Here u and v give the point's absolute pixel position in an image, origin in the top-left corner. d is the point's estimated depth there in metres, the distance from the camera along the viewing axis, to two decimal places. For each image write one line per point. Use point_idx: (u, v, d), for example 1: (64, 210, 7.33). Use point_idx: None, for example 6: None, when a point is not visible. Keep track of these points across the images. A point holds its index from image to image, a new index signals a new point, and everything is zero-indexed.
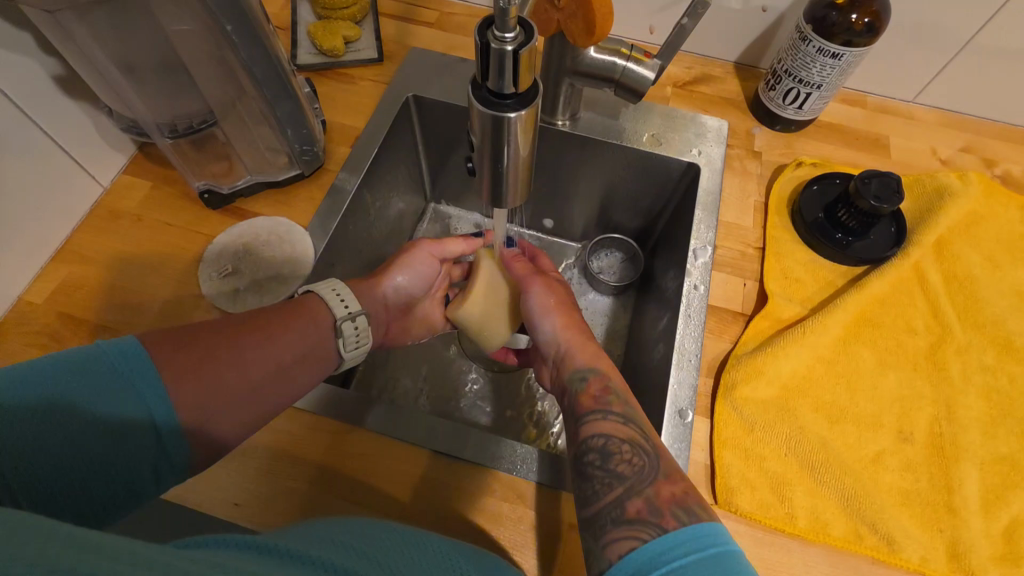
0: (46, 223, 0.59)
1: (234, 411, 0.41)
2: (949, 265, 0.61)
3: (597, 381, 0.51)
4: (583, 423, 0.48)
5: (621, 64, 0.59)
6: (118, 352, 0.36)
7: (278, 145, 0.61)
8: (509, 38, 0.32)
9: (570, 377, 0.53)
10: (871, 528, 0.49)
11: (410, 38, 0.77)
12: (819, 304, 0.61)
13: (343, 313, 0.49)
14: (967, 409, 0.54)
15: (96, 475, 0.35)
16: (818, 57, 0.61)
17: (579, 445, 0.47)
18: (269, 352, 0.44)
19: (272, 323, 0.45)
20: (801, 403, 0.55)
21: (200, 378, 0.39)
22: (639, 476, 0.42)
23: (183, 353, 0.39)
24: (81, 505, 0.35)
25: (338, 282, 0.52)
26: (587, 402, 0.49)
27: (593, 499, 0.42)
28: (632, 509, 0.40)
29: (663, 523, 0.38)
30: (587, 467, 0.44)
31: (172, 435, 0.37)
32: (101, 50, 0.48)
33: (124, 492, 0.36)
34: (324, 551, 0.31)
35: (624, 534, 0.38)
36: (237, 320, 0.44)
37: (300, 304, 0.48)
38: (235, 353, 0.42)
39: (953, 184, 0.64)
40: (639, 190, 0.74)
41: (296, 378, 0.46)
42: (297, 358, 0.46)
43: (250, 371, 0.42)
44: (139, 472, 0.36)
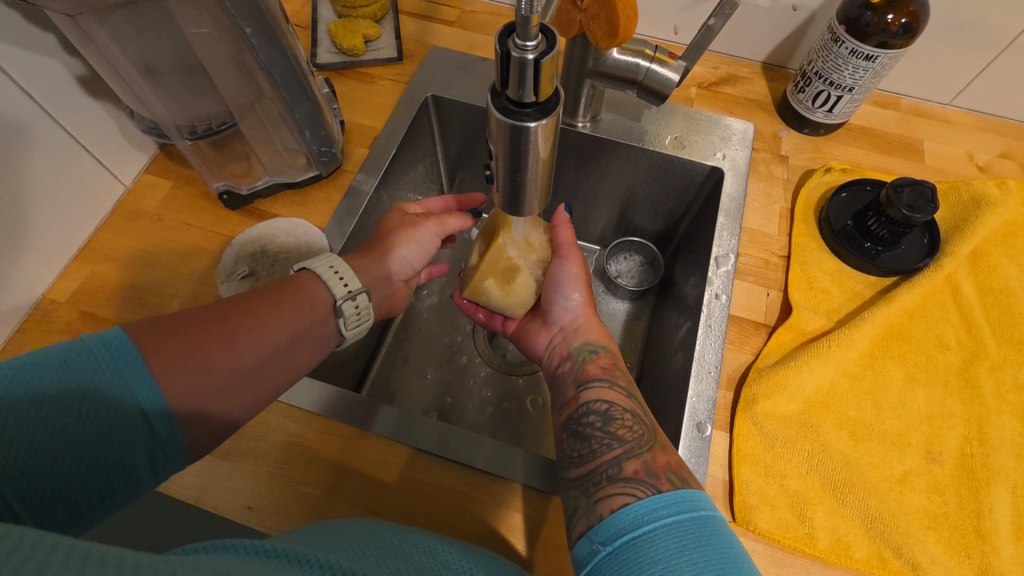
0: (69, 222, 0.60)
1: (232, 398, 0.40)
2: (984, 277, 0.59)
3: (607, 356, 0.52)
4: (584, 387, 0.49)
5: (644, 66, 0.57)
6: (103, 344, 0.35)
7: (297, 146, 0.61)
8: (530, 46, 0.31)
9: (579, 348, 0.53)
10: (896, 551, 0.47)
11: (430, 37, 0.76)
12: (846, 316, 0.59)
13: (343, 293, 0.47)
14: (1000, 430, 0.52)
15: (87, 470, 0.35)
16: (851, 59, 0.58)
17: (579, 406, 0.48)
18: (263, 335, 0.42)
19: (266, 305, 0.43)
20: (825, 420, 0.53)
21: (192, 367, 0.38)
22: (637, 442, 0.43)
23: (173, 342, 0.38)
24: (74, 498, 0.35)
25: (335, 257, 0.49)
26: (591, 370, 0.50)
27: (589, 458, 0.44)
28: (629, 469, 0.41)
29: (659, 485, 0.39)
30: (587, 426, 0.46)
31: (164, 428, 0.37)
32: (121, 52, 0.48)
33: (120, 485, 0.37)
34: (341, 556, 0.30)
35: (619, 490, 0.40)
36: (225, 303, 0.42)
37: (297, 283, 0.46)
38: (228, 337, 0.40)
39: (991, 192, 0.62)
40: (660, 194, 0.72)
41: (294, 358, 0.44)
42: (293, 340, 0.44)
43: (245, 356, 0.41)
44: (133, 465, 0.36)
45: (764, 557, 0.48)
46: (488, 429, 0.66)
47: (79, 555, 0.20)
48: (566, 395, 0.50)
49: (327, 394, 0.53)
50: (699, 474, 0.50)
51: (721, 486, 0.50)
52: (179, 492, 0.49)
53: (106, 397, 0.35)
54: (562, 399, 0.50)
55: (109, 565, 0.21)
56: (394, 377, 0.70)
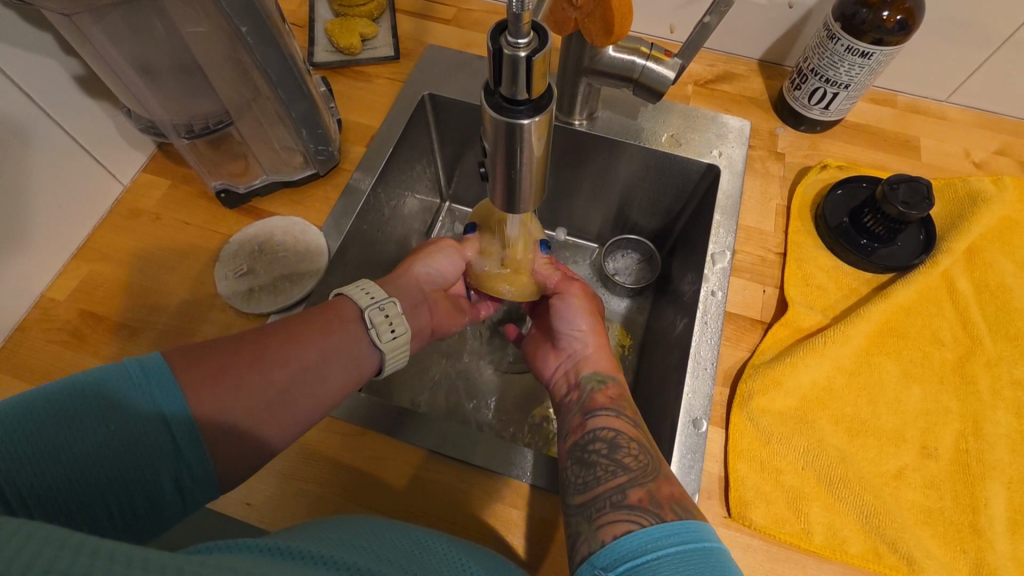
0: (68, 221, 0.60)
1: (263, 419, 0.41)
2: (980, 273, 0.59)
3: (615, 387, 0.52)
4: (591, 416, 0.49)
5: (640, 64, 0.57)
6: (141, 369, 0.37)
7: (294, 144, 0.61)
8: (522, 43, 0.31)
9: (587, 377, 0.53)
10: (891, 547, 0.47)
11: (427, 35, 0.76)
12: (842, 313, 0.59)
13: (368, 302, 0.48)
14: (995, 425, 0.52)
15: (117, 494, 0.35)
16: (847, 56, 0.59)
17: (585, 433, 0.48)
18: (294, 357, 0.43)
19: (298, 327, 0.45)
20: (821, 415, 0.53)
21: (224, 387, 0.39)
22: (641, 471, 0.43)
23: (203, 363, 0.39)
24: (103, 520, 0.35)
25: (366, 282, 0.51)
26: (600, 400, 0.51)
27: (593, 484, 0.44)
28: (634, 497, 0.41)
29: (662, 513, 0.39)
30: (593, 454, 0.46)
31: (191, 448, 0.38)
32: (118, 51, 0.48)
33: (148, 510, 0.37)
34: (343, 553, 0.31)
35: (623, 517, 0.40)
36: (262, 328, 0.44)
37: (332, 309, 0.47)
38: (259, 360, 0.42)
39: (987, 188, 0.62)
40: (657, 191, 0.72)
41: (327, 379, 0.45)
42: (325, 363, 0.45)
43: (275, 377, 0.42)
44: (162, 491, 0.37)
45: (760, 552, 0.48)
46: (485, 427, 0.66)
47: (89, 549, 0.21)
48: (571, 423, 0.50)
49: None
50: (695, 470, 0.50)
51: (718, 481, 0.51)
52: None
53: (139, 415, 0.36)
54: (569, 426, 0.50)
55: (116, 560, 0.21)
56: (392, 374, 0.70)
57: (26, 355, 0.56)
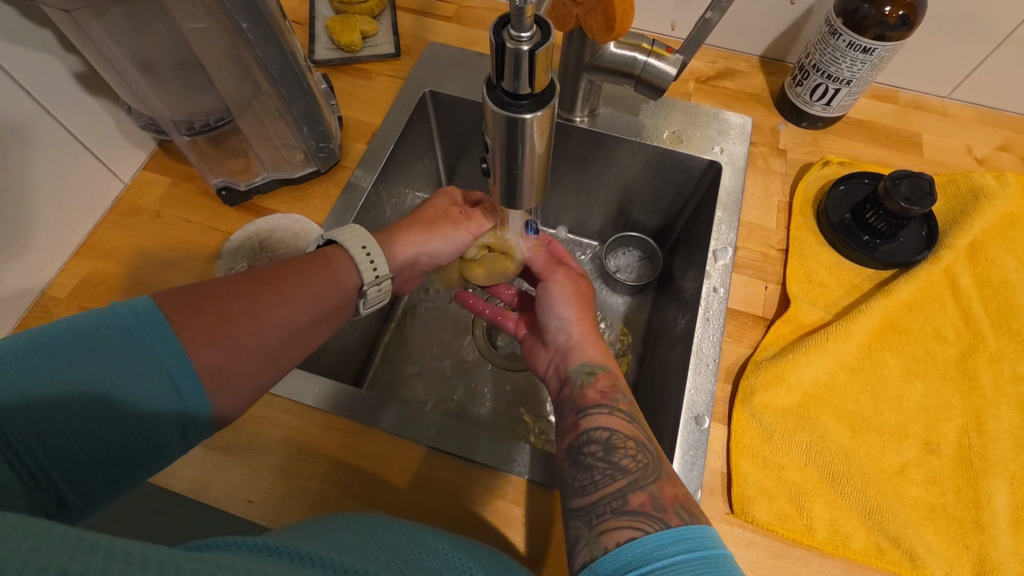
0: (69, 218, 0.60)
1: (259, 370, 0.41)
2: (982, 269, 0.59)
3: (605, 378, 0.51)
4: (584, 414, 0.48)
5: (642, 60, 0.57)
6: (133, 314, 0.36)
7: (295, 142, 0.61)
8: (525, 37, 0.31)
9: (576, 370, 0.52)
10: (893, 542, 0.47)
11: (427, 33, 0.76)
12: (844, 309, 0.59)
13: (371, 277, 0.48)
14: (997, 421, 0.52)
15: (118, 439, 0.35)
16: (849, 52, 0.58)
17: (579, 435, 0.47)
18: (287, 311, 0.42)
19: (289, 280, 0.44)
20: (823, 411, 0.53)
21: (221, 341, 0.38)
22: (639, 473, 0.43)
23: (199, 313, 0.38)
24: (107, 464, 0.35)
25: (366, 235, 0.49)
26: (590, 396, 0.49)
27: (591, 489, 0.43)
28: (635, 501, 0.41)
29: (665, 519, 0.39)
30: (588, 457, 0.45)
31: (192, 394, 0.37)
32: (118, 47, 0.48)
33: (149, 454, 0.37)
34: (344, 554, 0.30)
35: (625, 524, 0.39)
36: (249, 276, 0.43)
37: (323, 259, 0.47)
38: (254, 311, 0.41)
39: (989, 184, 0.62)
40: (658, 188, 0.72)
41: (315, 333, 0.45)
42: (315, 319, 0.44)
43: (270, 331, 0.41)
44: (164, 433, 0.37)
45: (762, 548, 0.48)
46: (487, 424, 0.66)
47: (86, 546, 0.21)
48: (566, 423, 0.49)
49: (326, 389, 0.54)
50: (697, 466, 0.50)
51: (720, 478, 0.51)
52: (179, 485, 0.49)
53: (135, 368, 0.35)
54: (564, 426, 0.50)
55: (115, 557, 0.21)
56: (394, 372, 0.70)
57: None
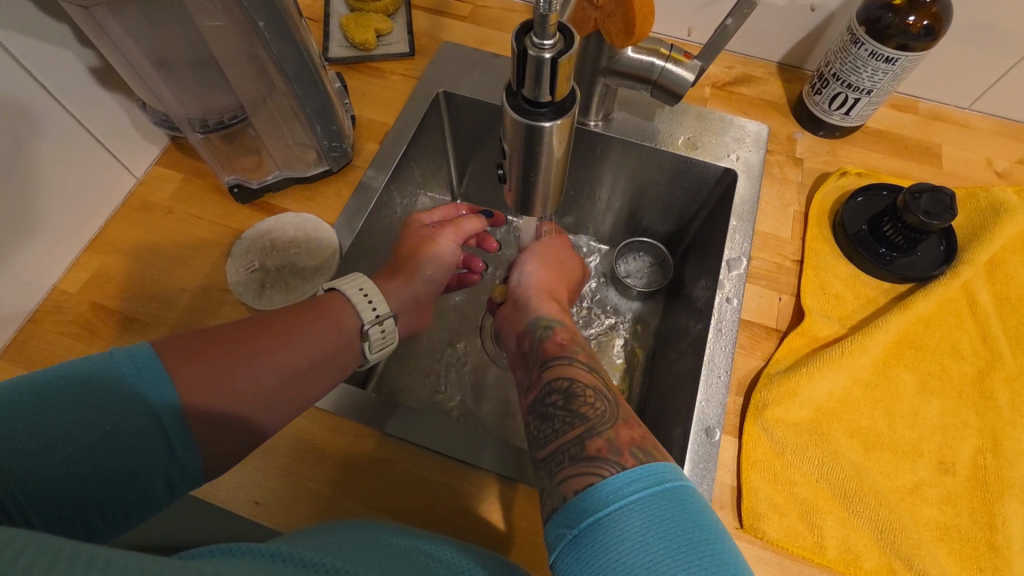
0: (80, 214, 0.60)
1: (251, 417, 0.41)
2: (1001, 285, 0.58)
3: (564, 331, 0.54)
4: (547, 366, 0.49)
5: (659, 65, 0.56)
6: (129, 358, 0.36)
7: (308, 141, 0.61)
8: (547, 45, 0.30)
9: (538, 323, 0.55)
10: (906, 563, 0.46)
11: (442, 32, 0.76)
12: (859, 323, 0.58)
13: (370, 317, 0.49)
14: (1015, 441, 0.51)
15: (105, 487, 0.35)
16: (870, 61, 0.57)
17: (543, 387, 0.47)
18: (284, 358, 0.43)
19: (291, 327, 0.44)
20: (837, 427, 0.52)
21: (211, 386, 0.38)
22: (599, 418, 0.42)
23: (195, 360, 0.39)
24: (90, 514, 0.35)
25: (365, 280, 0.51)
26: (551, 347, 0.52)
27: (553, 438, 0.43)
28: (593, 447, 0.40)
29: (622, 461, 0.38)
30: (550, 406, 0.45)
31: (180, 442, 0.37)
32: (135, 44, 0.48)
33: (134, 501, 0.36)
34: (347, 563, 0.30)
35: (585, 470, 0.38)
36: (253, 323, 0.44)
37: (321, 306, 0.48)
38: (250, 356, 0.41)
39: (1010, 199, 0.61)
40: (672, 195, 0.71)
41: (314, 382, 0.45)
42: (311, 364, 0.44)
43: (264, 376, 0.42)
44: (151, 482, 0.36)
45: (771, 565, 0.47)
46: (495, 428, 0.65)
47: (83, 563, 0.20)
48: (531, 376, 0.50)
49: (333, 390, 0.53)
50: (707, 479, 0.49)
51: (730, 492, 0.50)
52: None
53: (126, 412, 0.35)
54: (528, 381, 0.50)
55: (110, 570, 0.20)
56: (401, 373, 0.70)
57: (37, 348, 0.56)
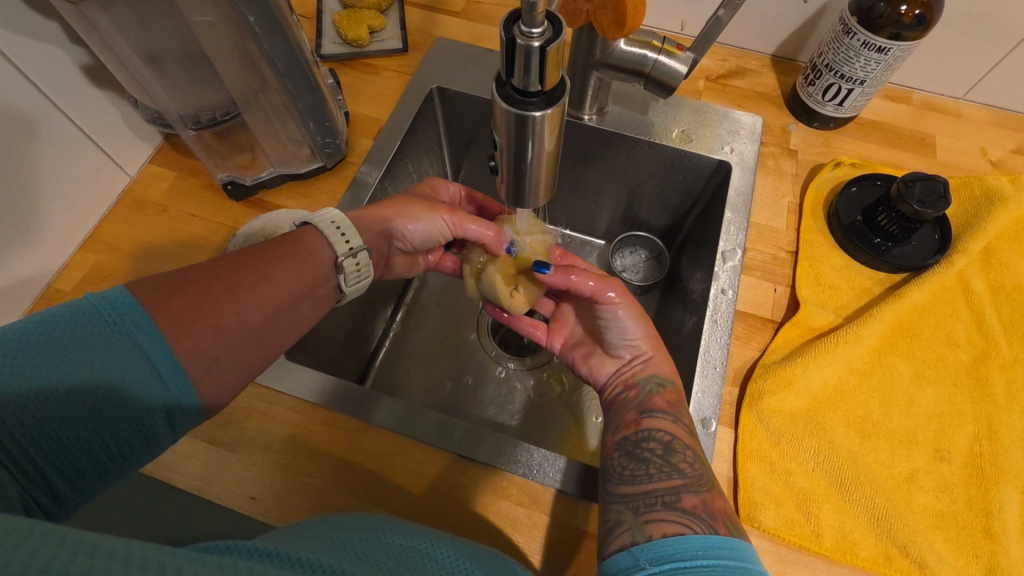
0: (74, 212, 0.60)
1: (241, 352, 0.41)
2: (996, 274, 0.58)
3: (675, 392, 0.49)
4: (648, 415, 0.47)
5: (652, 58, 0.56)
6: (106, 300, 0.36)
7: (301, 137, 0.61)
8: (536, 33, 0.30)
9: (643, 376, 0.51)
10: (903, 550, 0.47)
11: (435, 28, 0.76)
12: (854, 313, 0.58)
13: (344, 250, 0.48)
14: (1010, 428, 0.51)
15: (105, 426, 0.35)
16: (863, 51, 0.57)
17: (639, 431, 0.47)
18: (269, 292, 0.43)
19: (270, 263, 0.44)
20: (832, 416, 0.52)
21: (200, 324, 0.38)
22: (698, 479, 0.42)
23: (176, 299, 0.38)
24: (94, 454, 0.35)
25: (337, 213, 0.50)
26: (657, 401, 0.48)
27: (643, 480, 0.43)
28: (689, 502, 0.40)
29: (715, 525, 0.38)
30: (645, 451, 0.45)
31: (174, 377, 0.37)
32: (125, 40, 0.48)
33: (138, 440, 0.36)
34: (345, 562, 0.30)
35: (673, 518, 0.39)
36: (230, 260, 0.43)
37: (293, 240, 0.47)
38: (232, 292, 0.41)
39: (1004, 187, 0.61)
40: (667, 188, 0.71)
41: (297, 315, 0.45)
42: (295, 298, 0.45)
43: (251, 312, 0.41)
44: (151, 419, 0.36)
45: (769, 554, 0.47)
46: (493, 424, 0.65)
47: (87, 549, 0.20)
48: (624, 418, 0.49)
49: (329, 385, 0.53)
50: None
51: (726, 481, 0.50)
52: (181, 481, 0.49)
53: (112, 351, 0.35)
54: (620, 421, 0.49)
55: (115, 559, 0.20)
56: (398, 369, 0.70)
57: None
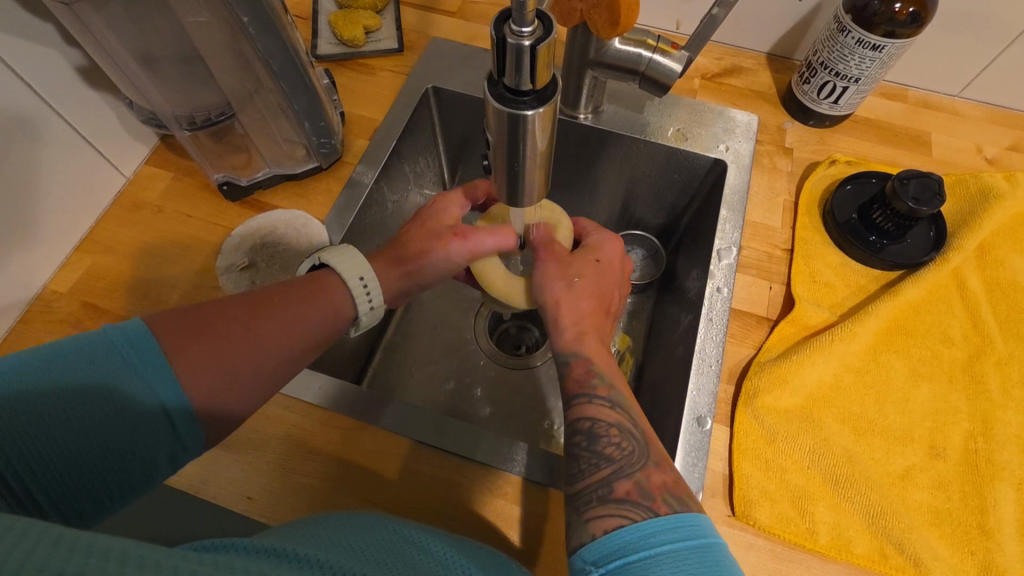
0: (69, 213, 0.60)
1: (250, 398, 0.41)
2: (992, 271, 0.58)
3: (583, 364, 0.47)
4: (567, 406, 0.46)
5: (647, 56, 0.56)
6: (125, 340, 0.36)
7: (296, 137, 0.61)
8: (526, 32, 0.30)
9: (559, 355, 0.49)
10: (898, 547, 0.47)
11: (431, 28, 0.76)
12: (849, 310, 0.58)
13: (365, 309, 0.47)
14: (1005, 425, 0.51)
15: (110, 464, 0.35)
16: (857, 49, 0.57)
17: (566, 426, 0.45)
18: (286, 339, 0.42)
19: (290, 307, 0.43)
20: (827, 414, 0.53)
21: (214, 369, 0.38)
22: (626, 460, 0.41)
23: (194, 343, 0.38)
24: (96, 490, 0.36)
25: (366, 265, 0.48)
26: (571, 384, 0.46)
27: (580, 477, 0.41)
28: (621, 489, 0.39)
29: (654, 508, 0.37)
30: (574, 446, 0.43)
31: (182, 421, 0.37)
32: (120, 42, 0.48)
33: (139, 475, 0.37)
34: (341, 557, 0.30)
35: (610, 512, 0.38)
36: (251, 301, 0.42)
37: (318, 286, 0.46)
38: (250, 338, 0.41)
39: (999, 184, 0.61)
40: (663, 186, 0.71)
41: (311, 360, 0.45)
42: (312, 347, 0.44)
43: (265, 360, 0.41)
44: (153, 457, 0.37)
45: (765, 552, 0.47)
46: (490, 423, 0.65)
47: (81, 547, 0.20)
48: None
49: (325, 385, 0.53)
50: (699, 468, 0.49)
51: (721, 480, 0.50)
52: (176, 482, 0.49)
53: (125, 395, 0.35)
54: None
55: (110, 558, 0.20)
56: (395, 370, 0.70)
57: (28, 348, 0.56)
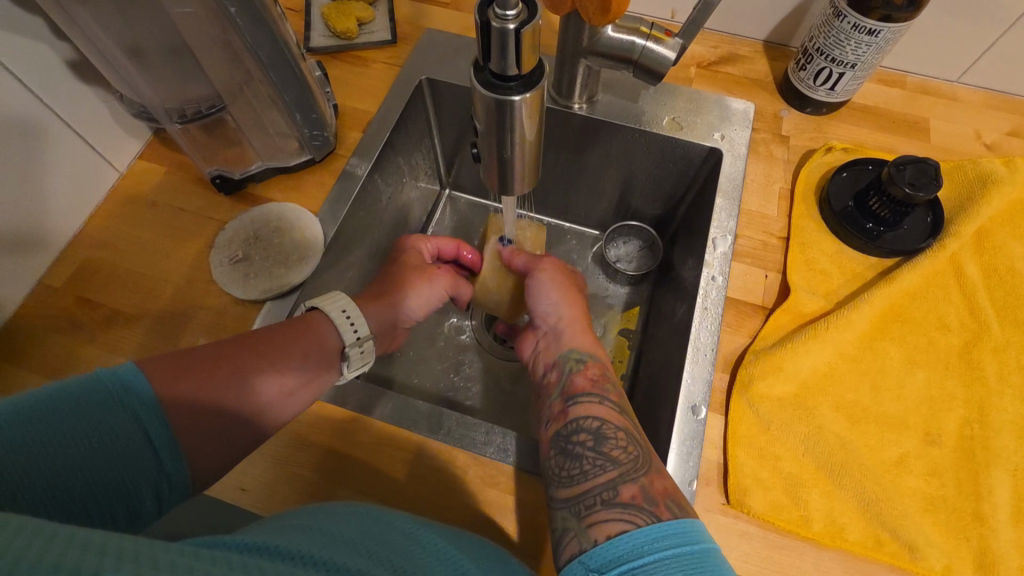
0: (63, 208, 0.60)
1: (236, 432, 0.43)
2: (990, 258, 0.58)
3: (595, 367, 0.51)
4: (574, 402, 0.48)
5: (640, 44, 0.56)
6: (116, 376, 0.37)
7: (289, 129, 0.61)
8: (511, 16, 0.30)
9: (565, 356, 0.52)
10: (891, 534, 0.47)
11: (424, 19, 0.75)
12: (845, 298, 0.58)
13: (351, 339, 0.50)
14: (1001, 412, 0.51)
15: (96, 503, 0.35)
16: (853, 34, 0.57)
17: (567, 423, 0.47)
18: (272, 374, 0.45)
19: (277, 345, 0.46)
20: (822, 402, 0.52)
21: (200, 401, 0.40)
22: (631, 464, 0.42)
23: (182, 376, 0.40)
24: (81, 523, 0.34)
25: (346, 301, 0.52)
26: (580, 383, 0.49)
27: (580, 479, 0.42)
28: (627, 493, 0.40)
29: (657, 512, 0.38)
30: (577, 446, 0.45)
31: (169, 450, 0.38)
32: (104, 32, 0.48)
33: (124, 515, 0.36)
34: (335, 551, 0.30)
35: (617, 517, 0.39)
36: (238, 340, 0.46)
37: (307, 322, 0.49)
38: (236, 375, 0.43)
39: (998, 171, 0.60)
40: (658, 176, 0.71)
41: (300, 395, 0.47)
42: (299, 380, 0.46)
43: (251, 392, 0.44)
44: (139, 493, 0.37)
45: (757, 539, 0.47)
46: (486, 414, 0.66)
47: (74, 543, 0.21)
48: (553, 411, 0.49)
49: None
50: (693, 456, 0.49)
51: (715, 468, 0.50)
52: None
53: (117, 428, 0.36)
54: (550, 414, 0.49)
55: (106, 554, 0.21)
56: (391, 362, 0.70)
57: (24, 341, 0.56)
